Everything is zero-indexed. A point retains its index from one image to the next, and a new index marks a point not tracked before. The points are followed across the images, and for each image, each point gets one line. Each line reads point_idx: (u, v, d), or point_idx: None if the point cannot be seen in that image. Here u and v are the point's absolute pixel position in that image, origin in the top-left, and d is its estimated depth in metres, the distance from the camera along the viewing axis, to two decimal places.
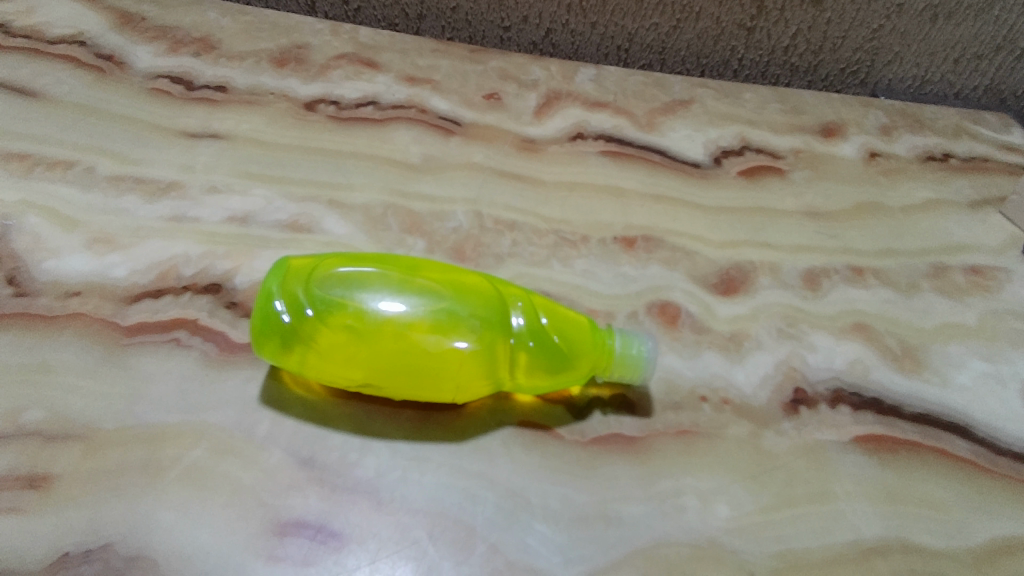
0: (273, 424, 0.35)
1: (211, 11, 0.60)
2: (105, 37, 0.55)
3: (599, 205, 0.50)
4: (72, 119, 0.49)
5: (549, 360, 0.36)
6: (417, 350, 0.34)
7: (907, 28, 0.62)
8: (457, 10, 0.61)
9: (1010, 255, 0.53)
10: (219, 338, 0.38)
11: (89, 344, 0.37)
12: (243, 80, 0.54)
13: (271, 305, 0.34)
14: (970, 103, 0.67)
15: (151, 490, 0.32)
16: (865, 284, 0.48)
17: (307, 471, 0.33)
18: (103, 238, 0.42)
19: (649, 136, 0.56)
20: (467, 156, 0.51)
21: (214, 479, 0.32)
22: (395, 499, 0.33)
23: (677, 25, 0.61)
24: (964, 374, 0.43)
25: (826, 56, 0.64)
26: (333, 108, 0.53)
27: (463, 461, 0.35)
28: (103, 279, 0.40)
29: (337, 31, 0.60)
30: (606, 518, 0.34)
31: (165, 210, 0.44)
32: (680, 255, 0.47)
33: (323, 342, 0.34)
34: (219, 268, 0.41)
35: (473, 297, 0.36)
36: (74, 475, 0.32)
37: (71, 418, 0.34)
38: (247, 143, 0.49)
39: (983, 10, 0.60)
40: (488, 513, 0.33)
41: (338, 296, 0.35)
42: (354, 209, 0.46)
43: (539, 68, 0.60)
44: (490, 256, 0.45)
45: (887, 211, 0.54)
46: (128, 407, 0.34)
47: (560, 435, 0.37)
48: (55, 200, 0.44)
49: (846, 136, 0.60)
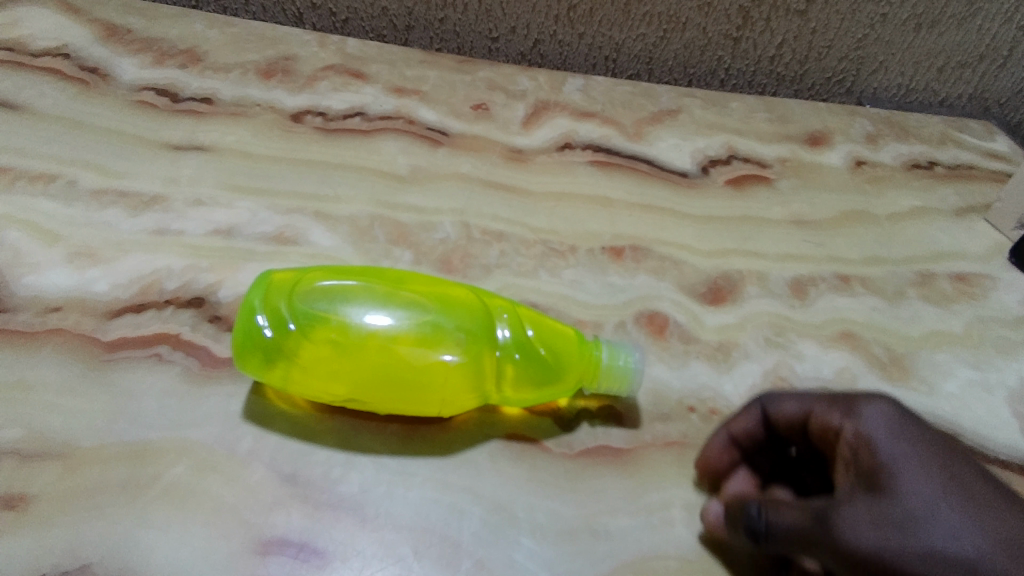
0: (256, 440, 0.34)
1: (197, 23, 0.59)
2: (90, 49, 0.55)
3: (588, 215, 0.50)
4: (56, 131, 0.48)
5: (536, 372, 0.36)
6: (402, 363, 0.34)
7: (891, 38, 0.62)
8: (445, 21, 0.61)
9: (996, 262, 0.53)
10: (202, 353, 0.37)
11: (69, 360, 0.36)
12: (229, 92, 0.54)
13: (253, 319, 0.34)
14: (955, 111, 0.68)
15: (130, 509, 0.31)
16: (852, 292, 0.48)
17: (290, 487, 0.33)
18: (85, 252, 0.42)
19: (636, 145, 0.56)
20: (455, 167, 0.51)
21: (195, 497, 0.32)
22: (380, 514, 0.33)
23: (664, 35, 0.62)
24: (952, 382, 0.43)
25: (812, 65, 0.64)
26: (320, 119, 0.53)
27: (449, 475, 0.34)
28: (84, 294, 0.39)
29: (325, 42, 0.60)
30: (593, 532, 0.33)
31: (148, 223, 0.44)
32: (668, 264, 0.47)
33: (306, 357, 0.34)
34: (203, 282, 0.41)
35: (459, 309, 0.36)
36: (51, 495, 0.31)
37: (49, 436, 0.33)
38: (232, 154, 0.49)
39: (965, 20, 0.61)
40: (474, 528, 0.33)
41: (321, 310, 0.34)
42: (340, 220, 0.46)
43: (526, 78, 0.60)
44: (477, 267, 0.45)
45: (873, 219, 0.54)
46: (108, 424, 0.34)
47: (547, 448, 0.36)
48: (36, 213, 0.43)
49: (832, 144, 0.60)
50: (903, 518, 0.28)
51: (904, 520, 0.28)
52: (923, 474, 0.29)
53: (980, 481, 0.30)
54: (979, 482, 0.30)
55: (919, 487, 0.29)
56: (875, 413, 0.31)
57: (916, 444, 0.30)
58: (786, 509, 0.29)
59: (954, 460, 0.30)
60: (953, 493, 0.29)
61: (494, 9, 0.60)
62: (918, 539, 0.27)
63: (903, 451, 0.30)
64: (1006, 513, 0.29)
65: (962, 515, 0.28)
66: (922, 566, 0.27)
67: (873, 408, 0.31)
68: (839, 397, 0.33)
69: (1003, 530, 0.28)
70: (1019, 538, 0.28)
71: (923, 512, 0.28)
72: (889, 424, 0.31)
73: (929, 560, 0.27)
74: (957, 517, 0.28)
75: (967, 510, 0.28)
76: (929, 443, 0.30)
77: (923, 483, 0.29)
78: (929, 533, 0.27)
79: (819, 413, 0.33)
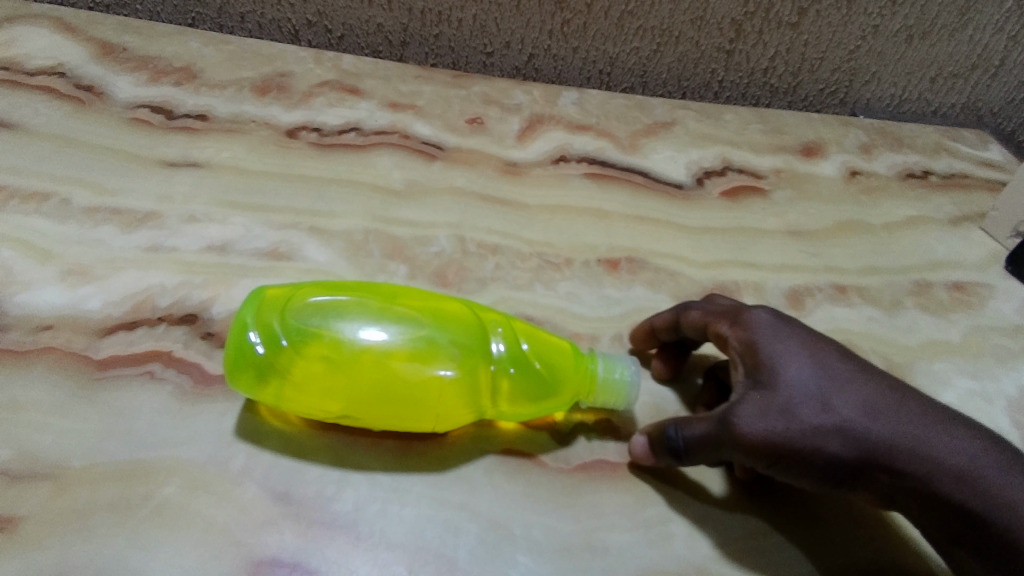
0: (249, 458, 0.34)
1: (193, 40, 0.60)
2: (85, 67, 0.55)
3: (583, 227, 0.50)
4: (50, 149, 0.48)
5: (532, 386, 0.36)
6: (396, 378, 0.34)
7: (883, 49, 0.62)
8: (440, 37, 0.62)
9: (993, 270, 0.53)
10: (195, 370, 0.37)
11: (60, 379, 0.36)
12: (224, 108, 0.54)
13: (246, 336, 0.34)
14: (948, 121, 0.68)
15: (120, 530, 0.31)
16: (848, 302, 0.48)
17: (283, 506, 0.33)
18: (78, 270, 0.41)
19: (631, 158, 0.56)
20: (449, 181, 0.51)
21: (186, 517, 0.32)
22: (374, 533, 0.32)
23: (657, 49, 0.62)
24: (951, 393, 0.43)
25: (805, 77, 0.65)
26: (315, 135, 0.53)
27: (445, 492, 0.34)
28: (76, 313, 0.39)
29: (320, 59, 0.60)
30: (591, 548, 0.33)
31: (142, 240, 0.44)
32: (664, 276, 0.47)
33: (299, 374, 0.34)
34: (196, 298, 0.41)
35: (453, 324, 0.35)
36: (40, 516, 0.31)
37: (39, 457, 0.33)
38: (227, 171, 0.49)
39: (956, 30, 0.61)
40: (471, 545, 0.32)
41: (311, 325, 0.34)
42: (336, 235, 0.46)
43: (521, 92, 0.60)
44: (472, 281, 0.45)
45: (869, 228, 0.54)
46: (99, 443, 0.34)
47: (544, 463, 0.36)
48: (29, 232, 0.43)
49: (826, 154, 0.60)
50: (786, 403, 0.32)
51: (786, 404, 0.32)
52: (799, 364, 0.33)
53: (848, 358, 0.34)
54: (847, 358, 0.34)
55: (795, 374, 0.33)
56: (755, 317, 0.35)
57: (788, 339, 0.34)
58: (695, 422, 0.33)
59: (824, 344, 0.34)
60: (826, 370, 0.33)
61: (489, 25, 0.61)
62: (800, 418, 0.31)
63: (780, 348, 0.34)
64: (870, 378, 0.33)
65: (835, 389, 0.32)
66: (804, 439, 0.31)
67: (755, 311, 0.36)
68: (730, 310, 0.37)
69: (868, 392, 0.33)
70: (879, 398, 0.32)
71: (799, 395, 0.32)
72: (765, 327, 0.35)
73: (810, 433, 0.31)
74: (830, 391, 0.32)
75: (838, 384, 0.33)
76: (803, 335, 0.35)
77: (796, 369, 0.33)
78: (809, 413, 0.31)
79: (713, 323, 0.37)
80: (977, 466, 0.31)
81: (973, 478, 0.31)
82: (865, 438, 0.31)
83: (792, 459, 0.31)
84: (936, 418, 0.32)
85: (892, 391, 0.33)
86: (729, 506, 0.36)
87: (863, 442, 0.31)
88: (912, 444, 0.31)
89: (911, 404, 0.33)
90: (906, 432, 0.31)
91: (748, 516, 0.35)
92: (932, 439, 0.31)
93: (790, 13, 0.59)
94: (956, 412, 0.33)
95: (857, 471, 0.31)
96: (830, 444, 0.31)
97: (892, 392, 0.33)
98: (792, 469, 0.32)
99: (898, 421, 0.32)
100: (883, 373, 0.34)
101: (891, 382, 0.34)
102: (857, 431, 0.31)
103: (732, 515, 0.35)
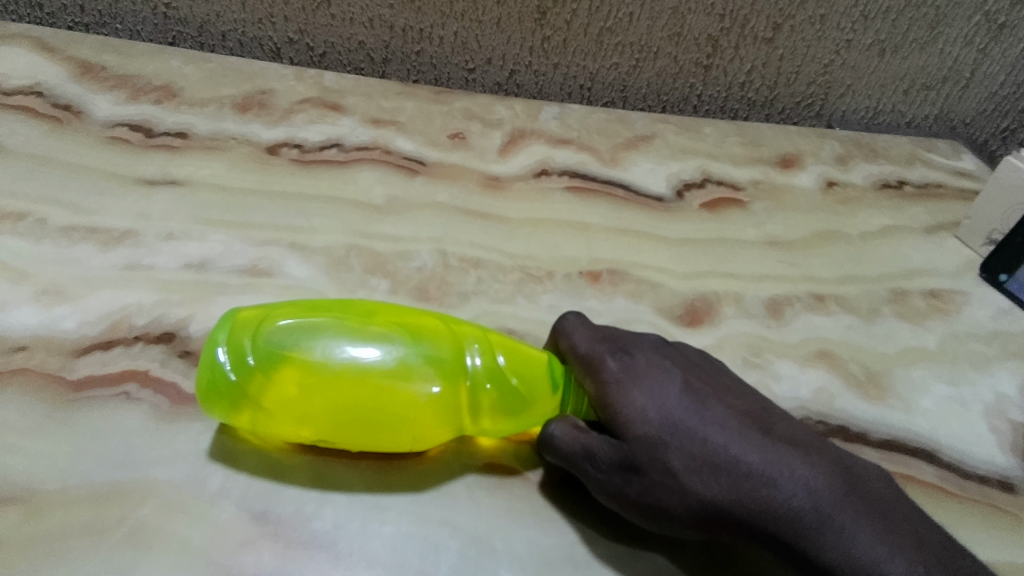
0: (227, 478, 0.34)
1: (173, 59, 0.60)
2: (63, 86, 0.55)
3: (565, 240, 0.50)
4: (26, 169, 0.48)
5: (509, 401, 0.35)
6: (370, 399, 0.33)
7: (857, 63, 0.64)
8: (422, 54, 0.62)
9: (967, 277, 0.54)
10: (172, 390, 0.37)
11: (33, 401, 0.35)
12: (204, 126, 0.54)
13: (216, 362, 0.33)
14: (922, 132, 0.70)
15: (94, 554, 0.30)
16: (827, 311, 0.49)
17: (261, 525, 0.32)
18: (53, 290, 0.41)
19: (611, 171, 0.57)
20: (431, 196, 0.52)
21: (161, 539, 0.31)
22: (354, 551, 0.32)
23: (636, 64, 0.63)
24: (928, 399, 0.44)
25: (781, 90, 0.66)
26: (296, 152, 0.53)
27: (426, 508, 0.34)
28: (51, 333, 0.38)
29: (302, 76, 0.60)
30: (573, 562, 0.33)
31: (119, 259, 0.43)
32: (645, 287, 0.48)
33: (272, 397, 0.33)
34: (173, 317, 0.40)
35: (426, 341, 0.35)
36: (12, 541, 0.30)
37: (11, 481, 0.32)
38: (206, 189, 0.49)
39: (927, 44, 0.63)
40: (452, 562, 0.32)
41: (275, 347, 0.33)
42: (316, 251, 0.46)
43: (502, 107, 0.61)
44: (454, 295, 0.45)
45: (846, 238, 0.55)
46: (73, 466, 0.33)
47: (527, 477, 0.36)
48: (4, 252, 0.43)
49: (803, 166, 0.61)
50: (630, 459, 0.33)
51: (631, 458, 0.33)
52: (643, 418, 0.34)
53: (695, 403, 0.35)
54: (691, 400, 0.35)
55: (641, 423, 0.34)
56: (613, 367, 0.36)
57: (639, 392, 0.35)
58: (574, 430, 0.35)
59: (671, 388, 0.36)
60: (669, 425, 0.34)
61: (470, 41, 0.61)
62: (639, 475, 0.33)
63: (623, 402, 0.35)
64: (712, 421, 0.34)
65: (677, 441, 0.34)
66: (645, 493, 0.33)
67: (614, 359, 0.36)
68: (587, 351, 0.37)
69: (710, 441, 0.34)
70: (721, 452, 0.33)
71: (642, 453, 0.33)
72: (619, 380, 0.36)
73: (649, 488, 0.33)
74: (669, 449, 0.33)
75: (680, 431, 0.34)
76: (650, 385, 0.36)
77: (643, 426, 0.34)
78: (647, 470, 0.33)
79: (575, 365, 0.37)
80: (811, 505, 0.32)
81: (803, 530, 0.32)
82: (704, 486, 0.33)
83: (640, 507, 0.33)
84: (777, 462, 0.33)
85: (735, 439, 0.34)
86: (628, 539, 0.34)
87: (702, 489, 0.33)
88: (749, 488, 0.32)
89: (751, 445, 0.34)
90: (740, 480, 0.33)
91: (647, 550, 0.34)
92: (770, 480, 0.33)
93: (765, 28, 0.61)
94: (800, 446, 0.34)
95: (705, 520, 0.33)
96: (671, 495, 0.33)
97: (734, 434, 0.34)
98: (643, 517, 0.33)
99: (737, 470, 0.33)
100: (728, 412, 0.35)
101: (733, 422, 0.35)
102: (694, 488, 0.33)
103: (631, 548, 0.34)
